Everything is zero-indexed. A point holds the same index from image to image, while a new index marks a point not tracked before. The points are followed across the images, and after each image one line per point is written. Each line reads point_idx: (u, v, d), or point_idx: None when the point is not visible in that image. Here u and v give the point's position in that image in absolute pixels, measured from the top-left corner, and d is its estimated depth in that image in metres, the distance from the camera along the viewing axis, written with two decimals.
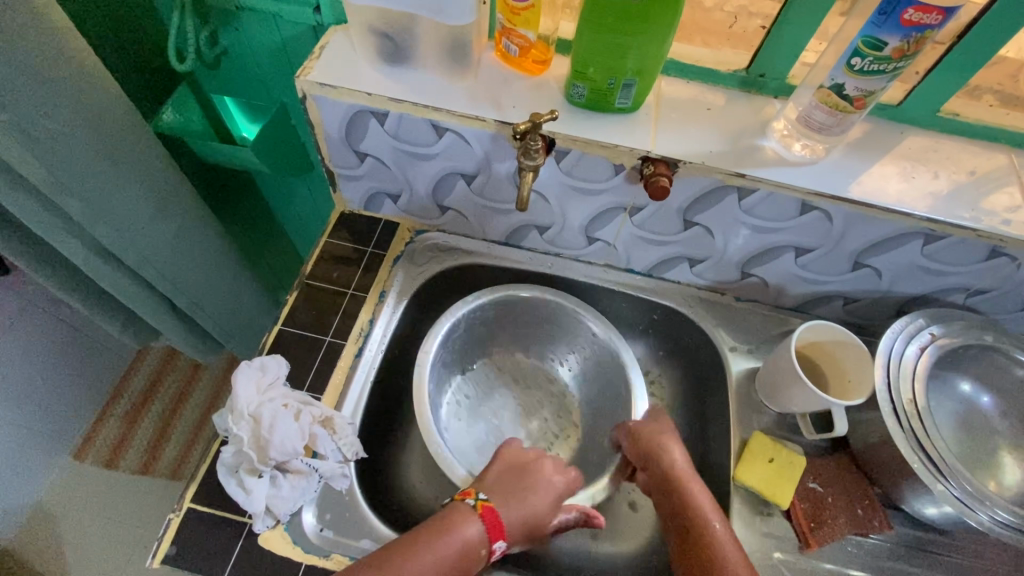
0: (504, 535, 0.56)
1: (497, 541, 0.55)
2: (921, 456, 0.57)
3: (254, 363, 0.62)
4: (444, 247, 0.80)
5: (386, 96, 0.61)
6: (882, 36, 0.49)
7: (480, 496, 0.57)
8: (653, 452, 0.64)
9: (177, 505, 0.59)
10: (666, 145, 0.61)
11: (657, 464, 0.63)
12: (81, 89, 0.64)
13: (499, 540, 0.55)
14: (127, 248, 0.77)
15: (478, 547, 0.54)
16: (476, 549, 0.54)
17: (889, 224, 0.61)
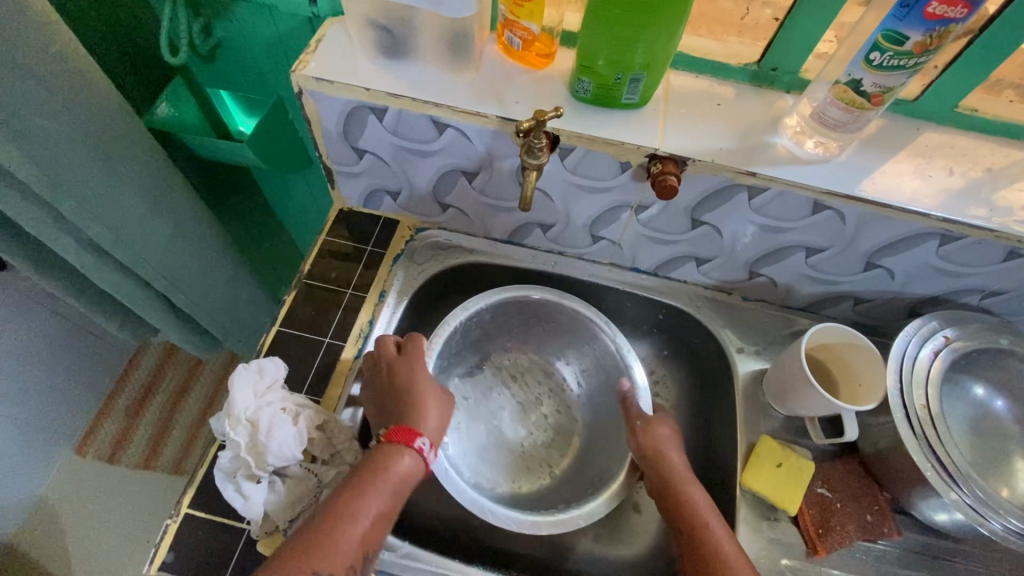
0: (418, 431, 0.57)
1: (416, 440, 0.56)
2: (934, 464, 0.56)
3: (252, 367, 0.61)
4: (445, 245, 0.79)
5: (385, 92, 0.59)
6: (904, 29, 0.47)
7: (382, 430, 0.57)
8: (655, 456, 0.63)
9: (175, 511, 0.58)
10: (675, 142, 0.59)
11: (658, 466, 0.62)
12: (71, 85, 0.62)
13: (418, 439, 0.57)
14: (122, 247, 0.76)
15: (412, 466, 0.55)
16: (411, 468, 0.55)
17: (904, 224, 0.59)
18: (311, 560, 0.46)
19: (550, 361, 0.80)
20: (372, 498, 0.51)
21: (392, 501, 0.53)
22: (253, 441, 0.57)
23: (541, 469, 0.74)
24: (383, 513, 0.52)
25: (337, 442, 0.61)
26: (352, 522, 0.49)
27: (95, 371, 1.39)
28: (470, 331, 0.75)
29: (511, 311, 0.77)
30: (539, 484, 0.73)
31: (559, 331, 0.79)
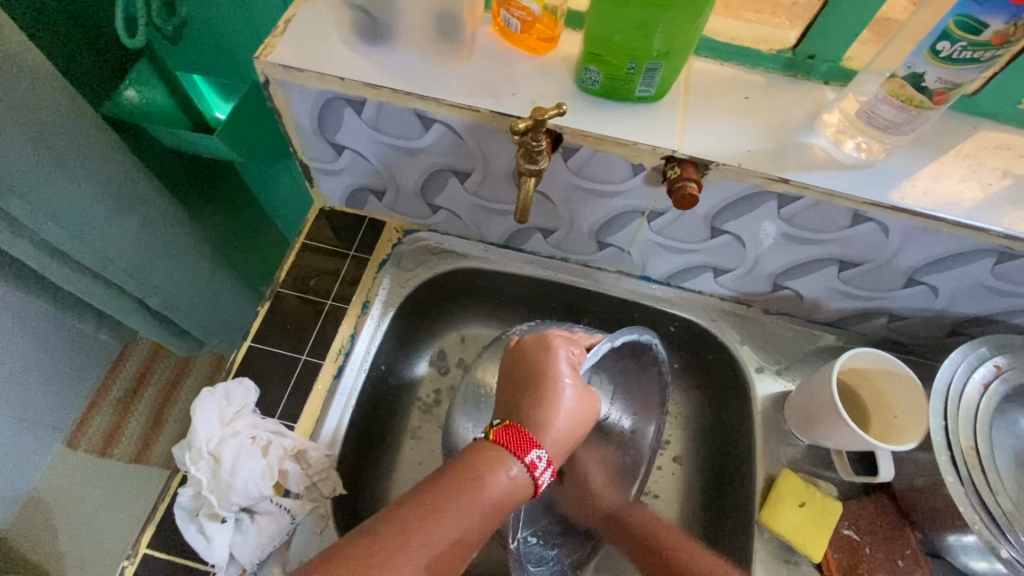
0: (536, 442, 0.48)
1: (529, 453, 0.47)
2: (982, 516, 0.49)
3: (217, 391, 0.55)
4: (436, 249, 0.72)
5: (362, 81, 0.51)
6: (982, 16, 0.39)
7: (495, 424, 0.49)
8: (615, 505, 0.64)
9: (132, 551, 0.53)
10: (696, 143, 0.51)
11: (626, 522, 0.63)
12: (10, 72, 0.54)
13: (534, 450, 0.48)
14: (82, 249, 0.69)
15: (515, 482, 0.46)
16: (512, 484, 0.46)
17: (958, 240, 0.51)
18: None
19: None
20: (453, 517, 0.43)
21: (477, 524, 0.44)
22: (217, 477, 0.51)
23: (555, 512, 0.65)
24: (464, 538, 0.44)
25: (312, 474, 0.55)
26: (423, 548, 0.42)
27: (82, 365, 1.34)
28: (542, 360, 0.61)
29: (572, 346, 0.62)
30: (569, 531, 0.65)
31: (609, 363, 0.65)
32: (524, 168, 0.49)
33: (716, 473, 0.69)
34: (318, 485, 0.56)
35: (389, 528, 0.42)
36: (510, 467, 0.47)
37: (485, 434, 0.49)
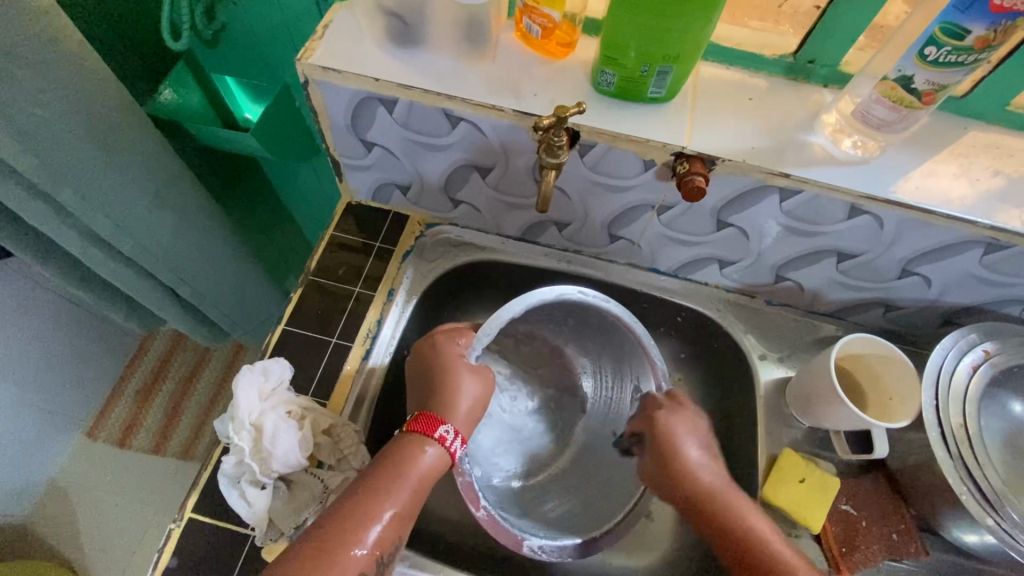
0: (441, 420, 0.57)
1: (438, 429, 0.56)
2: (971, 488, 0.53)
3: (256, 368, 0.59)
4: (456, 242, 0.76)
5: (396, 82, 0.55)
6: (966, 23, 0.43)
7: (407, 419, 0.58)
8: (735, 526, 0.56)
9: (178, 515, 0.57)
10: (704, 141, 0.55)
11: (740, 534, 0.55)
12: (71, 72, 0.59)
13: (441, 428, 0.56)
14: (125, 239, 0.74)
15: (434, 458, 0.55)
16: (433, 459, 0.55)
17: (946, 231, 0.55)
18: (320, 566, 0.47)
19: (570, 360, 0.77)
20: (387, 495, 0.52)
21: (408, 497, 0.53)
22: (258, 447, 0.56)
23: (536, 462, 0.73)
24: (398, 510, 0.52)
25: (341, 447, 0.59)
26: (365, 524, 0.50)
27: (105, 357, 1.39)
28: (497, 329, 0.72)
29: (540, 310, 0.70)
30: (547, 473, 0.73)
31: (585, 330, 0.73)
32: (546, 165, 0.52)
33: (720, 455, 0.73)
34: (347, 458, 0.59)
35: (331, 518, 0.50)
36: (424, 441, 0.56)
37: (404, 426, 0.58)
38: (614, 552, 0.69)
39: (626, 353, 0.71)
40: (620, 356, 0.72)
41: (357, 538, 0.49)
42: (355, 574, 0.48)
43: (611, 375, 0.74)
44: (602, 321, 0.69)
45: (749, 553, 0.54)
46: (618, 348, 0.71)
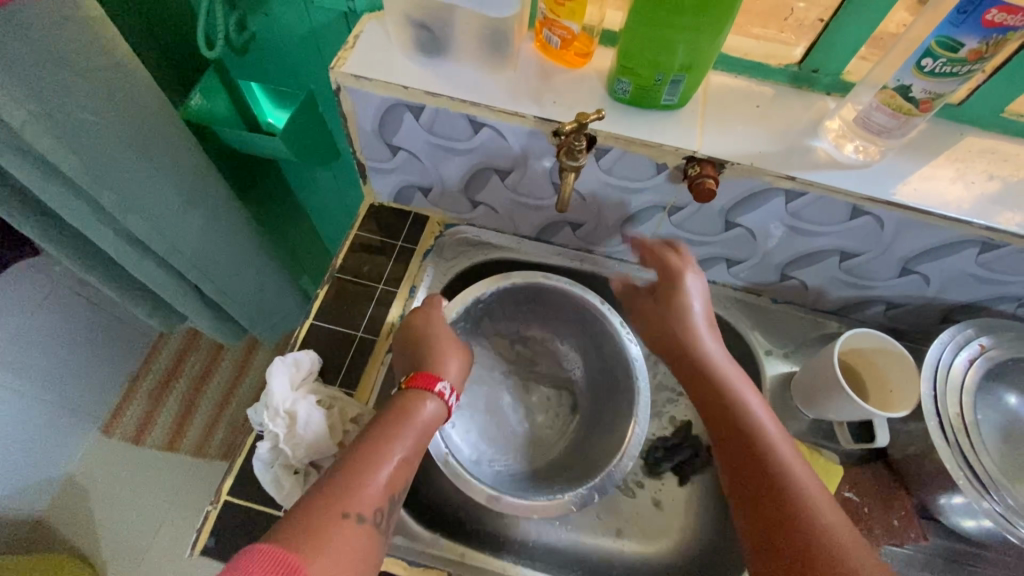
0: (440, 376, 0.61)
1: (437, 385, 0.60)
2: (966, 473, 0.56)
3: (287, 359, 0.63)
4: (474, 241, 0.79)
5: (423, 90, 0.59)
6: (959, 36, 0.47)
7: (403, 379, 0.61)
8: (731, 398, 0.59)
9: (215, 498, 0.60)
10: (713, 145, 0.58)
11: (731, 409, 0.58)
12: (116, 79, 0.62)
13: (439, 382, 0.61)
14: (157, 237, 0.77)
15: (434, 408, 0.59)
16: (432, 411, 0.59)
17: (944, 231, 0.58)
18: (341, 501, 0.48)
19: (557, 355, 0.81)
20: (395, 438, 0.54)
21: (413, 441, 0.55)
22: (291, 433, 0.59)
23: (537, 452, 0.76)
24: (407, 454, 0.54)
25: None
26: (377, 464, 0.52)
27: (122, 354, 1.42)
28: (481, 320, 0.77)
29: (517, 299, 0.77)
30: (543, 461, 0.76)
31: (563, 320, 0.79)
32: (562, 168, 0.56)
33: None
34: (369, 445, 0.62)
35: (344, 462, 0.52)
36: (424, 394, 0.59)
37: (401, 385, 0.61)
38: (625, 539, 0.71)
39: (600, 336, 0.76)
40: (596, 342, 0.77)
41: (373, 475, 0.51)
42: (374, 508, 0.49)
43: (593, 357, 0.78)
44: (571, 305, 0.76)
45: (752, 445, 0.56)
46: (592, 333, 0.77)
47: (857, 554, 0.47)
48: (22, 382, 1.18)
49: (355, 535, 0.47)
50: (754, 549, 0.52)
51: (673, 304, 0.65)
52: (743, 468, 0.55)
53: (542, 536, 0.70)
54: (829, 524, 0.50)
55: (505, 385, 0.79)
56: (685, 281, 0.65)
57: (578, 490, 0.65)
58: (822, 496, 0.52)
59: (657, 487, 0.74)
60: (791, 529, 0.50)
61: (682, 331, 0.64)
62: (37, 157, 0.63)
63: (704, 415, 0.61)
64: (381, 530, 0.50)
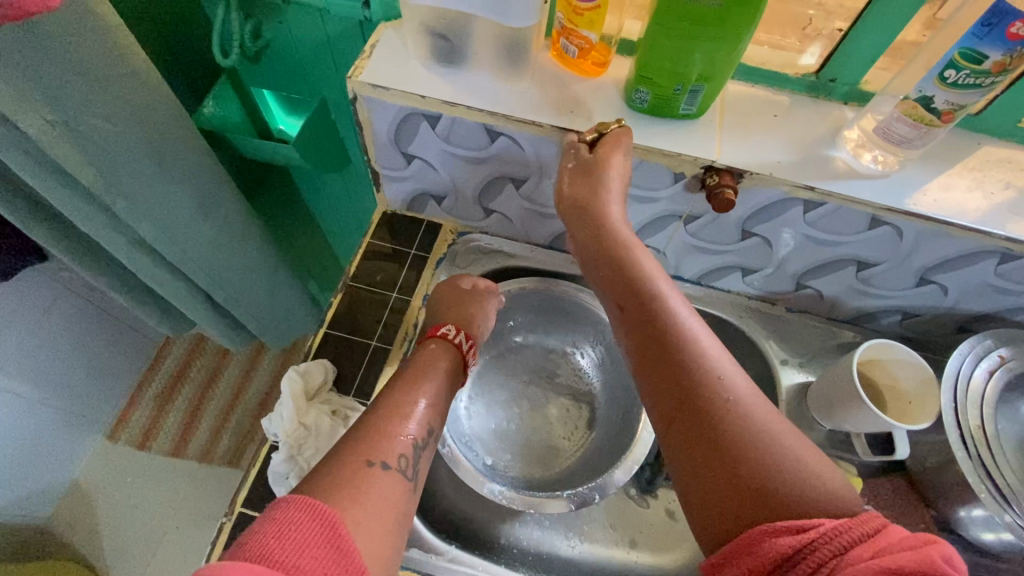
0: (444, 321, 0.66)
1: (441, 329, 0.65)
2: (989, 486, 0.55)
3: (299, 368, 0.65)
4: (487, 249, 0.79)
5: (440, 99, 0.59)
6: (983, 48, 0.47)
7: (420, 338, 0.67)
8: (635, 275, 0.55)
9: (228, 510, 0.59)
10: (732, 154, 0.58)
11: (635, 282, 0.55)
12: (132, 87, 0.62)
13: (445, 326, 0.65)
14: (169, 244, 0.77)
15: (445, 351, 0.63)
16: (444, 352, 0.63)
17: (963, 242, 0.58)
18: (364, 452, 0.49)
19: (571, 363, 0.82)
20: (412, 383, 0.57)
21: (429, 388, 0.58)
22: None
23: (552, 462, 0.76)
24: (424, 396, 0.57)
25: None
26: (393, 408, 0.54)
27: (127, 360, 1.41)
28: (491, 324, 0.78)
29: (528, 304, 0.79)
30: (558, 468, 0.75)
31: (575, 326, 0.80)
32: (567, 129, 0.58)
33: None
34: None
35: (365, 420, 0.53)
36: (440, 342, 0.64)
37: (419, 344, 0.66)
38: (639, 551, 0.69)
39: (613, 341, 0.77)
40: (609, 349, 0.78)
41: (392, 425, 0.52)
42: (395, 455, 0.50)
43: (606, 364, 0.79)
44: (581, 310, 0.77)
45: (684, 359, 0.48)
46: (604, 339, 0.78)
47: (769, 425, 0.44)
48: (28, 387, 1.18)
49: (380, 480, 0.47)
50: (663, 427, 0.48)
51: (588, 173, 0.57)
52: (646, 341, 0.51)
53: (557, 548, 0.69)
54: (735, 392, 0.46)
55: (520, 395, 0.79)
56: (595, 152, 0.57)
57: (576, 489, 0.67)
58: (729, 366, 0.48)
59: (671, 497, 0.73)
60: (698, 403, 0.46)
61: (590, 206, 0.57)
62: (52, 165, 0.63)
63: (608, 292, 0.57)
64: (410, 476, 0.50)
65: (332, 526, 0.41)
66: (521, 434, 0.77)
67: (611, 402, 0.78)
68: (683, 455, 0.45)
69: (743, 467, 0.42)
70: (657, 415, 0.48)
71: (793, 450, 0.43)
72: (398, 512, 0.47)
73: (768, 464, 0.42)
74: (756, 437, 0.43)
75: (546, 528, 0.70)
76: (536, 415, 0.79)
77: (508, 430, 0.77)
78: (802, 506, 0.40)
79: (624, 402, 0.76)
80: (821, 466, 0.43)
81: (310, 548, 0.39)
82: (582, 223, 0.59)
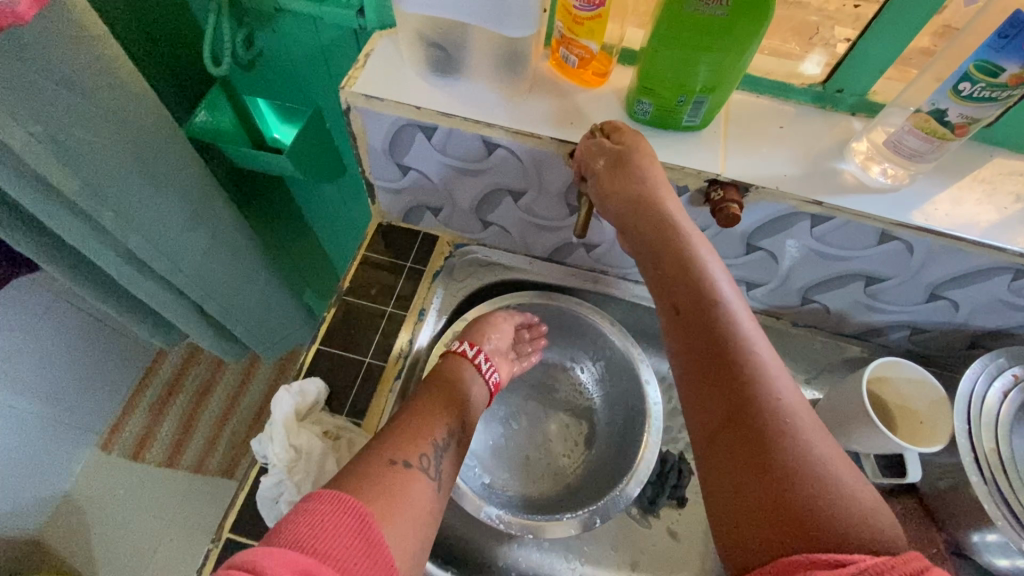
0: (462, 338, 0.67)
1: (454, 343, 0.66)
2: (1005, 512, 0.53)
3: (293, 388, 0.62)
4: (484, 261, 0.77)
5: (436, 110, 0.57)
6: (1000, 61, 0.45)
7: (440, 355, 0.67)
8: (693, 274, 0.49)
9: (216, 536, 0.58)
10: (737, 167, 0.56)
11: (694, 284, 0.49)
12: (120, 98, 0.60)
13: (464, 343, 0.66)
14: (159, 256, 0.75)
15: (464, 361, 0.64)
16: (462, 362, 0.64)
17: (977, 258, 0.56)
18: (386, 451, 0.50)
19: (572, 378, 0.80)
20: (431, 391, 0.59)
21: (451, 390, 0.60)
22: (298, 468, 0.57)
23: (551, 481, 0.73)
24: (445, 399, 0.59)
25: None
26: (413, 414, 0.55)
27: (120, 369, 1.39)
28: None
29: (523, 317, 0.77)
30: (558, 487, 0.73)
31: (577, 339, 0.78)
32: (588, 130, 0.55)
33: None
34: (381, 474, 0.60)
35: (386, 427, 0.54)
36: (450, 356, 0.64)
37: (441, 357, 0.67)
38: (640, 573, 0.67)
39: (615, 356, 0.75)
40: (611, 364, 0.76)
41: (419, 426, 0.54)
42: (418, 453, 0.51)
43: (607, 377, 0.77)
44: (582, 323, 0.75)
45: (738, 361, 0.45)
46: (607, 355, 0.76)
47: (819, 449, 0.41)
48: (18, 398, 1.15)
49: (404, 478, 0.48)
50: (707, 445, 0.45)
51: (627, 166, 0.52)
52: (698, 351, 0.47)
53: (556, 571, 0.66)
54: (792, 418, 0.42)
55: (519, 410, 0.77)
56: (631, 145, 0.53)
57: (579, 512, 0.65)
58: (788, 388, 0.44)
59: (674, 517, 0.69)
60: (751, 425, 0.42)
61: (639, 200, 0.52)
62: (37, 178, 0.61)
63: (657, 290, 0.52)
64: (432, 475, 0.51)
65: (361, 518, 0.43)
66: (519, 452, 0.75)
67: (612, 418, 0.76)
68: (725, 477, 0.43)
69: (791, 500, 0.39)
70: (703, 432, 0.45)
71: (848, 489, 0.40)
72: (424, 511, 0.48)
73: (819, 501, 0.39)
74: (807, 466, 0.40)
75: (545, 550, 0.67)
76: (535, 432, 0.77)
77: (506, 447, 0.75)
78: (853, 549, 0.37)
79: (626, 419, 0.74)
80: (875, 504, 0.39)
81: (342, 537, 0.41)
82: (630, 217, 0.52)
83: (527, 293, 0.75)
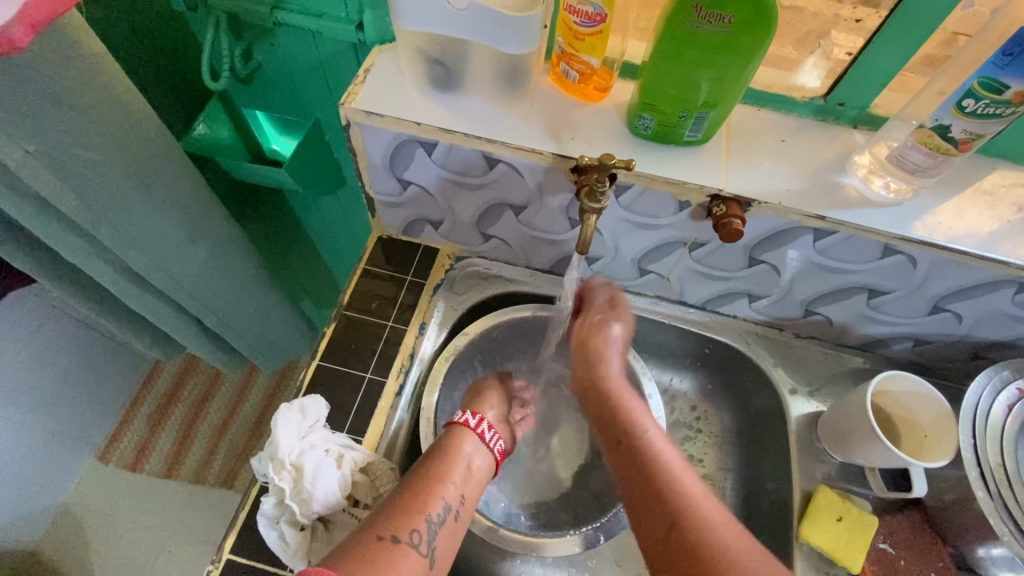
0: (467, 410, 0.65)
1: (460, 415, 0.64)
2: (1010, 527, 0.52)
3: (294, 406, 0.61)
4: (484, 274, 0.77)
5: (436, 126, 0.57)
6: (1004, 78, 0.45)
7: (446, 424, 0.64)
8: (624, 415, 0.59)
9: (216, 556, 0.58)
10: (739, 182, 0.56)
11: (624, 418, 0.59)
12: (116, 114, 0.60)
13: (468, 413, 0.64)
14: (156, 272, 0.75)
15: (470, 433, 0.62)
16: (468, 436, 0.61)
17: (980, 272, 0.56)
18: (375, 525, 0.50)
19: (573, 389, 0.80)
20: (436, 463, 0.57)
21: (453, 467, 0.58)
22: (298, 488, 0.57)
23: (554, 493, 0.73)
24: (444, 469, 0.57)
25: (382, 488, 0.60)
26: (412, 491, 0.54)
27: (118, 380, 1.38)
28: (480, 353, 0.75)
29: (522, 331, 0.76)
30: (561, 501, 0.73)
31: None
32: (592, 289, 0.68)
33: (751, 491, 0.72)
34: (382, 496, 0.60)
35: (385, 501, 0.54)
36: (454, 427, 0.63)
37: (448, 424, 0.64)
38: None
39: None
40: None
41: (413, 499, 0.54)
42: (408, 529, 0.51)
43: None
44: None
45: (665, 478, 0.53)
46: None
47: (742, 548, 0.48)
48: (15, 411, 1.15)
49: (391, 554, 0.48)
50: (657, 557, 0.51)
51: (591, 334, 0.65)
52: (634, 477, 0.55)
53: None
54: (720, 531, 0.49)
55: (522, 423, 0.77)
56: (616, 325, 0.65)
57: (581, 529, 0.64)
58: (709, 500, 0.52)
59: None
60: (682, 536, 0.49)
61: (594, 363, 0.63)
62: (34, 196, 0.60)
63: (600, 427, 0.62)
64: (424, 552, 0.50)
65: None
66: (521, 466, 0.75)
67: None
68: None
69: None
70: (652, 546, 0.51)
71: None
72: None
73: None
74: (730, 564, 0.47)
75: (548, 565, 0.66)
76: (537, 445, 0.76)
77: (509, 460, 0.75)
78: None
79: None
80: None
81: None
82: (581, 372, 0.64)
83: (527, 307, 0.74)
